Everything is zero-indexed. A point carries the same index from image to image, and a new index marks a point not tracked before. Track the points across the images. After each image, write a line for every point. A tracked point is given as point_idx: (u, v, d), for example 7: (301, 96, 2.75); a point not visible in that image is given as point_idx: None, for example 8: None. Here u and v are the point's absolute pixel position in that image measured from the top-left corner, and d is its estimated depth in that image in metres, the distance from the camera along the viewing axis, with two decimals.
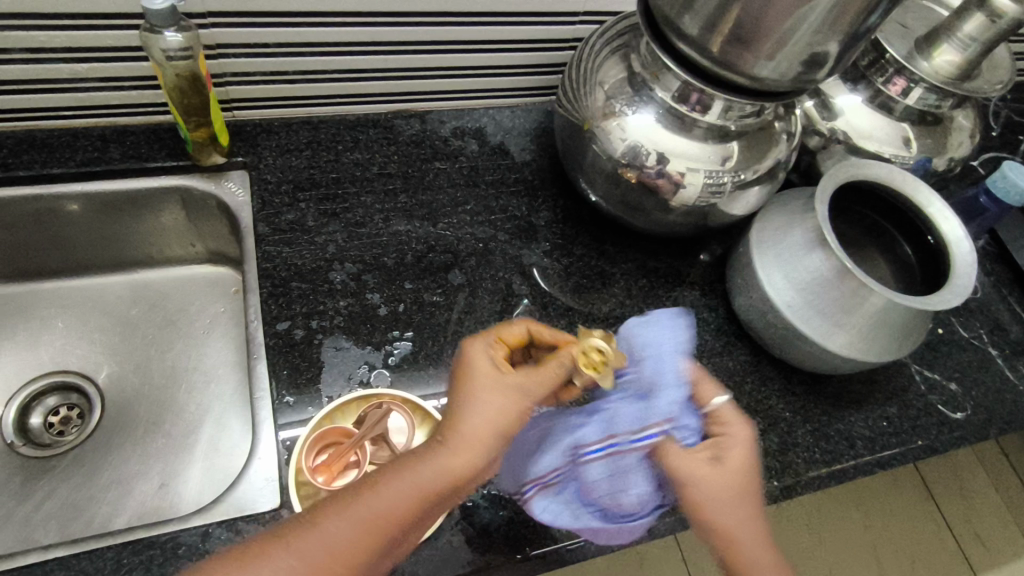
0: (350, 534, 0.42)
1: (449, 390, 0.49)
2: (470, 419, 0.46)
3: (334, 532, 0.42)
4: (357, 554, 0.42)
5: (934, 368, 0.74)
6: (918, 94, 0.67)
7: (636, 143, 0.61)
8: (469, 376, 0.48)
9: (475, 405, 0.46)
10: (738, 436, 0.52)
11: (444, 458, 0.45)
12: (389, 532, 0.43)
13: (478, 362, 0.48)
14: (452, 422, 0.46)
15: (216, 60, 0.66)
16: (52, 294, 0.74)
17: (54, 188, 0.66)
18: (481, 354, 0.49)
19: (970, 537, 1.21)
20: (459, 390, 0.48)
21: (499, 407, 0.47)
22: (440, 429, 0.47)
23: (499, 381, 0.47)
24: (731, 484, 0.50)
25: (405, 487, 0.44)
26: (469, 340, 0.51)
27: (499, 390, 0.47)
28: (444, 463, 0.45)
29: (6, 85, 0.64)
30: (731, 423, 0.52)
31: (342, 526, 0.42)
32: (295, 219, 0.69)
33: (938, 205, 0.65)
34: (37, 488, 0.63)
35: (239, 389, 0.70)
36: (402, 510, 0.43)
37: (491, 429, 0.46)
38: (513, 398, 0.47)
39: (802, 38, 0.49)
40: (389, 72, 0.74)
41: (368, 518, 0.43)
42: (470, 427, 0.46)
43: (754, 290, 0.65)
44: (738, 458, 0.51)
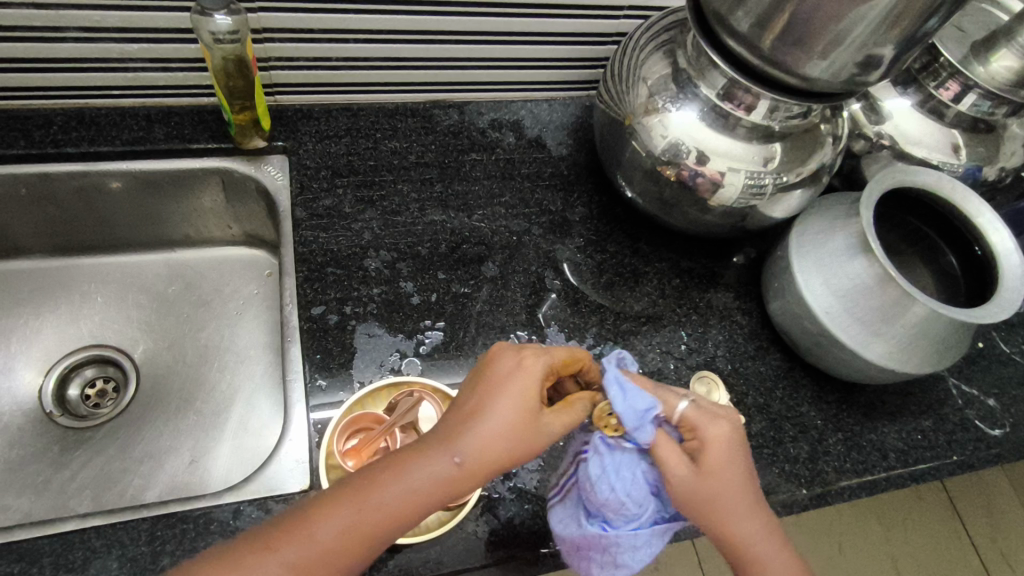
0: (341, 537, 0.42)
1: (477, 395, 0.48)
2: (485, 441, 0.45)
3: (327, 530, 0.42)
4: (344, 558, 0.42)
5: (973, 383, 0.72)
6: (971, 100, 0.65)
7: (677, 140, 0.60)
8: (506, 393, 0.47)
9: (497, 429, 0.46)
10: (715, 435, 0.49)
11: (450, 478, 0.44)
12: (378, 539, 0.43)
13: (526, 384, 0.47)
14: (469, 440, 0.45)
15: (262, 45, 0.67)
16: (92, 269, 0.76)
17: (99, 166, 0.68)
18: (535, 374, 0.48)
19: (995, 557, 1.18)
20: (488, 402, 0.47)
21: (519, 438, 0.46)
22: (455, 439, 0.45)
23: (532, 413, 0.47)
24: (722, 489, 0.48)
25: (404, 496, 0.43)
26: (530, 354, 0.49)
27: (526, 420, 0.46)
28: (448, 482, 0.44)
29: (59, 62, 0.65)
30: (702, 423, 0.49)
31: (337, 530, 0.42)
32: (332, 205, 0.70)
33: (987, 215, 0.62)
34: (74, 457, 0.65)
35: (270, 370, 0.71)
36: (396, 522, 0.43)
37: (503, 457, 0.46)
38: (536, 430, 0.47)
39: (858, 38, 0.48)
40: (431, 61, 0.74)
41: (362, 524, 0.43)
42: (489, 447, 0.45)
43: (791, 295, 0.64)
44: (718, 460, 0.48)
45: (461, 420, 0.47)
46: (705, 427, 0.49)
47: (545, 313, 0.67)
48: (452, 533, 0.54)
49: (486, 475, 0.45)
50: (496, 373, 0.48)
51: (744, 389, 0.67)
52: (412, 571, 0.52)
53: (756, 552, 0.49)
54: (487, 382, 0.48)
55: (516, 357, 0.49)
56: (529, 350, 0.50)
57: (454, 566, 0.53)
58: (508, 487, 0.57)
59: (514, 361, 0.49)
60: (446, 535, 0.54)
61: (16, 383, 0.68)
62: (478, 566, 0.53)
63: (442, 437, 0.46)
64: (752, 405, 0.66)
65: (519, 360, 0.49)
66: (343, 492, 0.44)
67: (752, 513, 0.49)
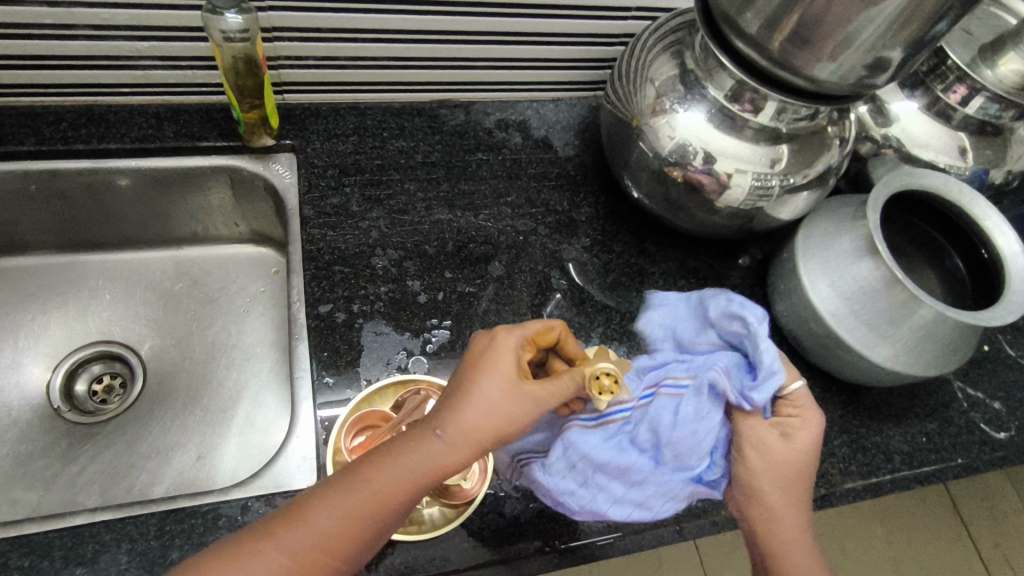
0: (337, 525, 0.42)
1: (458, 378, 0.49)
2: (469, 416, 0.46)
3: (322, 521, 0.42)
4: (343, 545, 0.42)
5: (978, 387, 0.72)
6: (978, 103, 0.65)
7: (684, 141, 0.60)
8: (481, 369, 0.48)
9: (479, 403, 0.46)
10: (814, 419, 0.54)
11: (437, 453, 0.45)
12: (374, 523, 0.43)
13: (502, 358, 0.48)
14: (451, 418, 0.46)
15: (271, 43, 0.67)
16: (100, 266, 0.76)
17: (108, 163, 0.68)
18: (507, 350, 0.49)
19: (998, 560, 1.18)
20: (467, 382, 0.47)
21: (502, 409, 0.46)
22: (439, 419, 0.46)
23: (512, 385, 0.47)
24: (786, 472, 0.52)
25: (393, 478, 0.44)
26: (502, 331, 0.50)
27: (508, 392, 0.47)
28: (435, 459, 0.44)
29: (70, 60, 0.65)
30: (806, 406, 0.54)
31: (332, 516, 0.42)
32: (339, 204, 0.70)
33: (995, 218, 0.62)
34: (81, 453, 0.65)
35: (276, 367, 0.71)
36: (388, 503, 0.43)
37: (488, 429, 0.46)
38: (519, 402, 0.47)
39: (867, 40, 0.48)
40: (438, 61, 0.74)
41: (357, 510, 0.43)
42: (473, 423, 0.45)
43: (798, 296, 0.64)
44: (806, 445, 0.53)
45: (443, 403, 0.47)
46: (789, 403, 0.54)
47: (551, 313, 0.67)
48: (457, 530, 0.54)
49: (474, 449, 0.45)
50: (473, 355, 0.50)
51: None
52: (418, 568, 0.52)
53: (790, 540, 0.51)
54: (467, 365, 0.49)
55: (488, 336, 0.50)
56: (502, 327, 0.51)
57: (460, 564, 0.53)
58: (513, 485, 0.57)
59: (487, 340, 0.50)
60: (452, 533, 0.54)
61: (24, 378, 0.69)
62: (483, 564, 0.54)
63: (427, 420, 0.47)
64: None
65: (491, 338, 0.50)
66: (336, 481, 0.44)
67: (797, 501, 0.52)
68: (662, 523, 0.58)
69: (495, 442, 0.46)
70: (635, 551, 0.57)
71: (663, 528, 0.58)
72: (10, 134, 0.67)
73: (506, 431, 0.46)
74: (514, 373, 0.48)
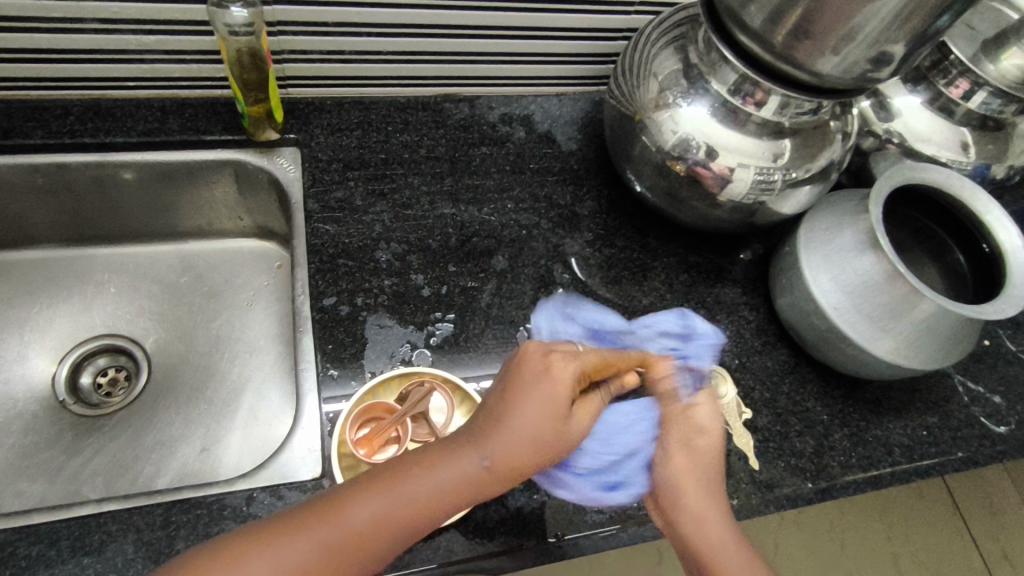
0: (371, 526, 0.43)
1: (504, 399, 0.49)
2: (515, 447, 0.47)
3: (354, 522, 0.43)
4: (372, 546, 0.43)
5: (978, 381, 0.73)
6: (981, 98, 0.65)
7: (687, 135, 0.60)
8: (534, 400, 0.49)
9: (527, 435, 0.48)
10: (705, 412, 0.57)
11: (479, 477, 0.46)
12: (408, 531, 0.44)
13: (557, 390, 0.49)
14: (500, 447, 0.47)
15: (275, 37, 0.67)
16: (106, 260, 0.76)
17: (112, 156, 0.68)
18: (562, 383, 0.50)
19: (996, 555, 1.18)
20: (519, 412, 0.48)
21: (547, 438, 0.48)
22: (486, 442, 0.47)
23: (559, 415, 0.49)
24: (695, 464, 0.54)
25: (431, 491, 0.45)
26: (558, 360, 0.51)
27: (555, 424, 0.49)
28: (477, 482, 0.46)
29: (76, 54, 0.66)
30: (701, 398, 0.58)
31: (367, 515, 0.43)
32: (343, 197, 0.71)
33: (996, 212, 0.62)
34: (86, 445, 0.65)
35: (280, 360, 0.72)
36: (428, 512, 0.45)
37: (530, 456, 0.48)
38: (562, 433, 0.50)
39: (869, 34, 0.48)
40: (442, 55, 0.74)
41: (391, 516, 0.44)
42: (519, 454, 0.47)
43: (799, 290, 0.64)
44: (711, 448, 0.55)
45: (490, 423, 0.48)
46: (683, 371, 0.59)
47: None
48: (462, 521, 0.55)
49: (513, 473, 0.47)
50: (524, 378, 0.50)
51: (750, 383, 0.67)
52: (422, 558, 0.53)
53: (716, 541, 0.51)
54: (518, 389, 0.49)
55: (542, 362, 0.50)
56: (560, 353, 0.52)
57: (463, 555, 0.54)
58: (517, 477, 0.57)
59: (543, 364, 0.50)
60: (456, 524, 0.55)
61: (30, 370, 0.69)
62: (486, 555, 0.54)
63: (473, 438, 0.48)
64: (758, 399, 0.67)
65: (547, 364, 0.50)
66: (374, 477, 0.45)
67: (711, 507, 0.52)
68: None
69: (538, 466, 0.49)
70: (636, 540, 0.58)
71: None
72: (17, 128, 0.68)
73: (549, 457, 0.49)
74: (564, 406, 0.49)
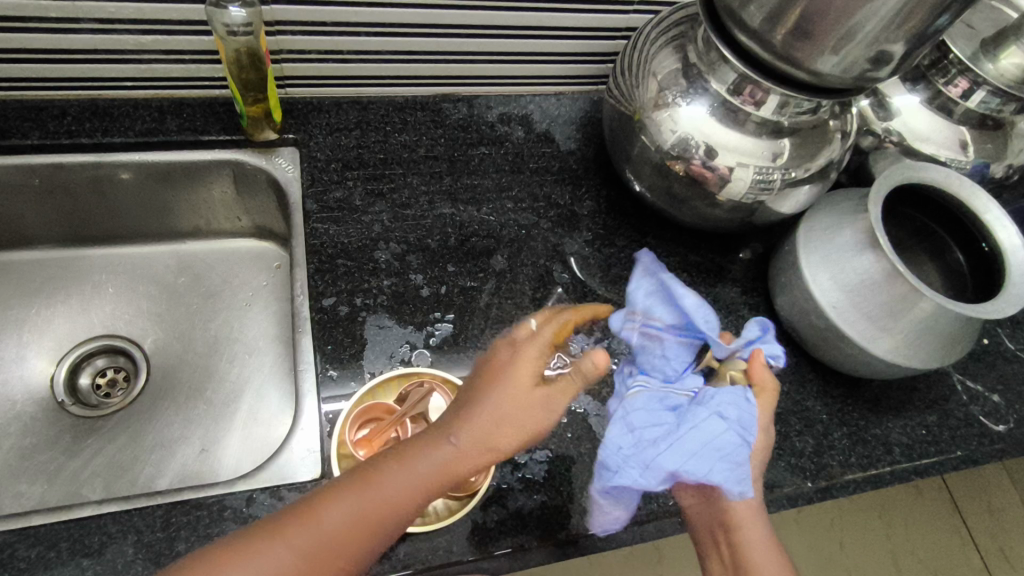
0: (347, 524, 0.43)
1: (472, 387, 0.50)
2: (482, 429, 0.46)
3: (330, 523, 0.43)
4: (350, 544, 0.43)
5: (977, 380, 0.73)
6: (980, 97, 0.65)
7: (686, 134, 0.60)
8: (498, 381, 0.48)
9: (494, 415, 0.47)
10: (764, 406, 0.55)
11: (448, 461, 0.46)
12: (384, 524, 0.44)
13: (520, 369, 0.49)
14: (467, 429, 0.46)
15: (273, 37, 0.67)
16: (103, 261, 0.76)
17: (110, 157, 0.68)
18: (525, 362, 0.49)
19: (994, 553, 1.19)
20: (483, 395, 0.48)
21: (514, 419, 0.47)
22: (452, 427, 0.47)
23: (525, 394, 0.48)
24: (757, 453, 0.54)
25: (404, 483, 0.45)
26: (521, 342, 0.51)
27: (521, 404, 0.48)
28: (447, 465, 0.46)
29: (73, 54, 0.65)
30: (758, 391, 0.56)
31: (342, 515, 0.43)
32: (342, 197, 0.70)
33: (995, 211, 0.62)
34: (85, 446, 0.65)
35: (280, 361, 0.72)
36: (403, 503, 0.44)
37: (496, 439, 0.47)
38: (532, 412, 0.48)
39: (869, 33, 0.48)
40: (440, 54, 0.74)
41: (366, 511, 0.44)
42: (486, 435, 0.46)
43: (799, 289, 0.64)
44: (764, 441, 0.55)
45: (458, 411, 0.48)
46: (759, 371, 0.56)
47: (553, 306, 0.68)
48: (463, 521, 0.55)
49: (482, 456, 0.46)
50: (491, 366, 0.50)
51: None
52: (423, 559, 0.53)
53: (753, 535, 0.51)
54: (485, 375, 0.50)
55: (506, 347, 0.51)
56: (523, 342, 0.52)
57: (464, 555, 0.54)
58: (517, 477, 0.57)
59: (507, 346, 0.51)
60: (456, 524, 0.55)
61: (28, 371, 0.69)
62: (486, 556, 0.54)
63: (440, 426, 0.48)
64: None
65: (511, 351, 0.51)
66: (349, 477, 0.45)
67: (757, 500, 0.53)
68: (664, 515, 0.58)
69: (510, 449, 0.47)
70: (637, 540, 0.58)
71: (665, 520, 0.58)
72: (14, 128, 0.67)
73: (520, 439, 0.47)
74: (529, 385, 0.48)
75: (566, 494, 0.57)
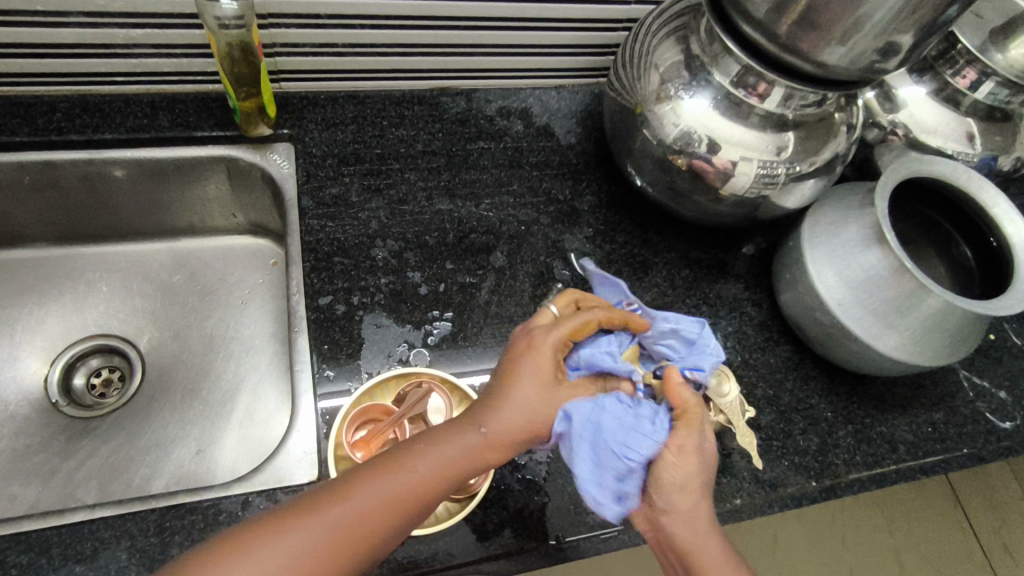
0: (377, 504, 0.43)
1: (493, 380, 0.50)
2: (508, 418, 0.47)
3: (360, 503, 0.43)
4: (379, 525, 0.43)
5: (984, 376, 0.72)
6: (988, 88, 0.64)
7: (689, 128, 0.59)
8: (522, 376, 0.49)
9: (518, 406, 0.48)
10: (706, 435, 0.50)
11: (475, 447, 0.46)
12: (412, 507, 0.44)
13: (542, 363, 0.50)
14: (493, 416, 0.47)
15: (267, 30, 0.66)
16: (97, 259, 0.75)
17: (102, 153, 0.67)
18: (546, 357, 0.50)
19: (996, 547, 1.18)
20: (508, 387, 0.48)
21: (537, 411, 0.48)
22: (476, 412, 0.48)
23: (548, 390, 0.49)
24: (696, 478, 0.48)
25: (432, 466, 0.45)
26: (539, 334, 0.51)
27: (543, 397, 0.49)
28: (475, 453, 0.46)
29: (62, 48, 0.64)
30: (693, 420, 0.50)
31: (371, 495, 0.43)
32: (338, 194, 0.69)
33: (1004, 205, 0.61)
34: (80, 448, 0.64)
35: (276, 360, 0.71)
36: (433, 487, 0.45)
37: (525, 427, 0.48)
38: (553, 404, 0.49)
39: (878, 24, 0.46)
40: (438, 47, 0.72)
41: (393, 493, 0.44)
42: (512, 425, 0.47)
43: (803, 285, 0.63)
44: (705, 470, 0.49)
45: (482, 400, 0.49)
46: (677, 392, 0.51)
47: None
48: (462, 524, 0.54)
49: (508, 445, 0.47)
50: (509, 360, 0.51)
51: (753, 380, 0.66)
52: (421, 562, 0.52)
53: (709, 545, 0.46)
54: (505, 369, 0.50)
55: (526, 340, 0.51)
56: (543, 328, 0.52)
57: (463, 558, 0.53)
58: (517, 478, 0.56)
59: (526, 335, 0.52)
60: (456, 526, 0.54)
61: (21, 372, 0.68)
62: (487, 558, 0.53)
63: (463, 412, 0.49)
64: (761, 397, 0.66)
65: (531, 339, 0.51)
66: (379, 461, 0.46)
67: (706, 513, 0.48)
68: None
69: (530, 440, 0.48)
70: (639, 542, 0.57)
71: None
72: (3, 125, 0.66)
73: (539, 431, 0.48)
74: (550, 381, 0.49)
75: (566, 495, 0.57)
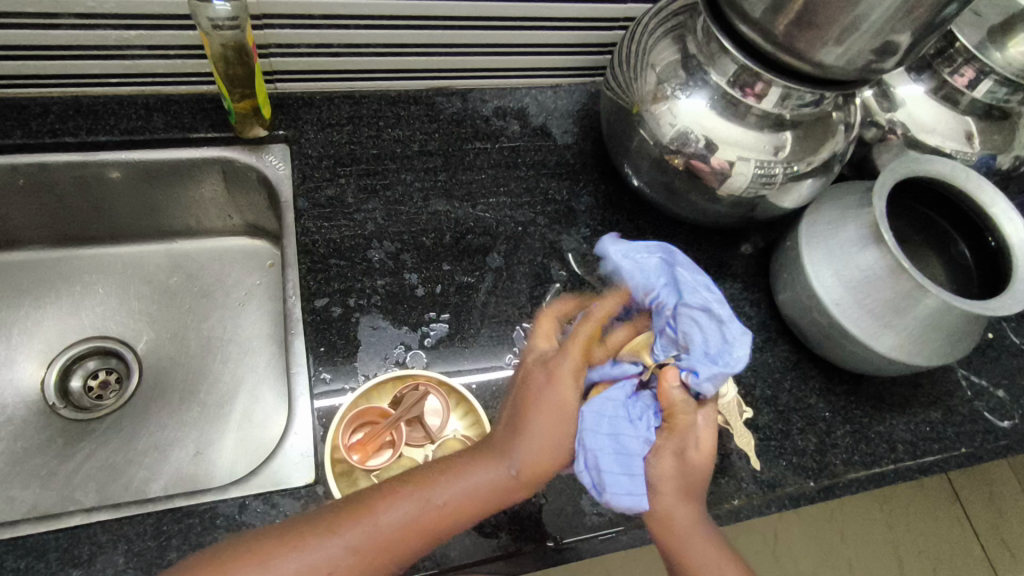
0: (401, 529, 0.44)
1: (513, 411, 0.51)
2: (535, 452, 0.48)
3: (383, 524, 0.44)
4: (401, 546, 0.44)
5: (982, 375, 0.72)
6: (987, 87, 0.64)
7: (685, 128, 0.59)
8: (545, 407, 0.49)
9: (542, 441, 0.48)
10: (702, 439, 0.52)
11: (501, 480, 0.47)
12: (434, 533, 0.45)
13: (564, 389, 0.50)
14: (519, 451, 0.48)
15: (261, 31, 0.66)
16: (92, 260, 0.75)
17: (98, 155, 0.67)
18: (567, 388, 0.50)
19: (995, 542, 1.18)
20: (533, 420, 0.49)
21: (560, 444, 0.49)
22: (501, 444, 0.49)
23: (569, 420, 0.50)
24: (681, 477, 0.51)
25: (458, 494, 0.46)
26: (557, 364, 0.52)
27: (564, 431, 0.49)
28: (500, 485, 0.47)
29: (54, 50, 0.64)
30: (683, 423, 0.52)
31: (397, 517, 0.44)
32: (334, 195, 0.69)
33: (1002, 204, 0.61)
34: (77, 450, 0.64)
35: (274, 361, 0.70)
36: (457, 514, 0.46)
37: (552, 460, 0.49)
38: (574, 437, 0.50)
39: (874, 24, 0.46)
40: (433, 47, 0.72)
41: (418, 518, 0.45)
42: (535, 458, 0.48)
43: (802, 285, 0.63)
44: (698, 472, 0.51)
45: (506, 431, 0.49)
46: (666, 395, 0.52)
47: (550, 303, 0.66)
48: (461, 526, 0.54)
49: (537, 476, 0.48)
50: (528, 391, 0.51)
51: (751, 381, 0.66)
52: (419, 565, 0.52)
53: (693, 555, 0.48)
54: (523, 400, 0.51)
55: (544, 372, 0.52)
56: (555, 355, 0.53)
57: (461, 561, 0.53)
58: None
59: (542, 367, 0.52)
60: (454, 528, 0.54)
61: (17, 375, 0.68)
62: (485, 560, 0.53)
63: (490, 445, 0.49)
64: (759, 397, 0.66)
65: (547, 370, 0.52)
66: (404, 483, 0.46)
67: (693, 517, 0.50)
68: None
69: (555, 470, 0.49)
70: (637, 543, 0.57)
71: None
72: None
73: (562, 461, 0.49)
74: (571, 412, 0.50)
75: (564, 496, 0.57)
